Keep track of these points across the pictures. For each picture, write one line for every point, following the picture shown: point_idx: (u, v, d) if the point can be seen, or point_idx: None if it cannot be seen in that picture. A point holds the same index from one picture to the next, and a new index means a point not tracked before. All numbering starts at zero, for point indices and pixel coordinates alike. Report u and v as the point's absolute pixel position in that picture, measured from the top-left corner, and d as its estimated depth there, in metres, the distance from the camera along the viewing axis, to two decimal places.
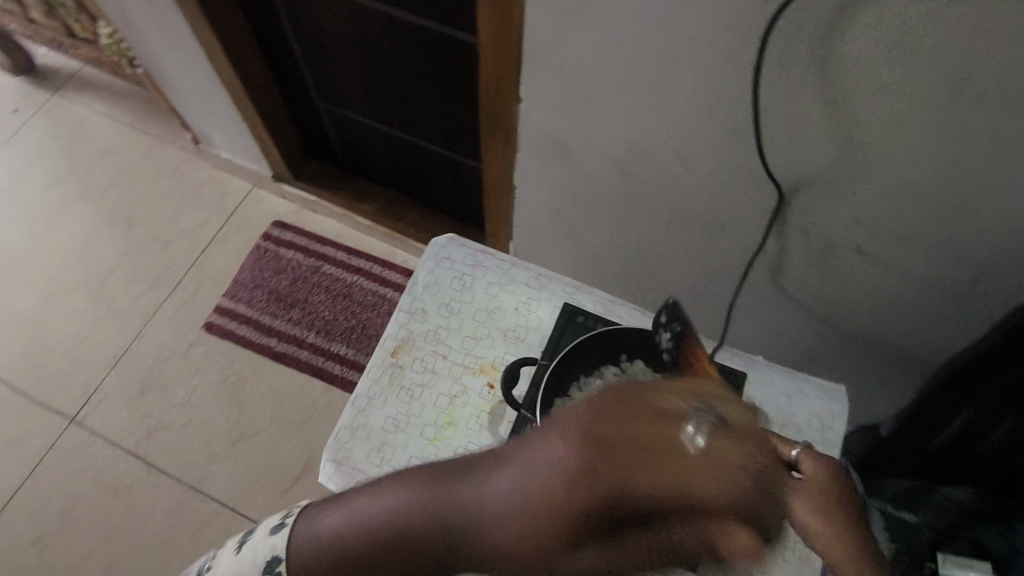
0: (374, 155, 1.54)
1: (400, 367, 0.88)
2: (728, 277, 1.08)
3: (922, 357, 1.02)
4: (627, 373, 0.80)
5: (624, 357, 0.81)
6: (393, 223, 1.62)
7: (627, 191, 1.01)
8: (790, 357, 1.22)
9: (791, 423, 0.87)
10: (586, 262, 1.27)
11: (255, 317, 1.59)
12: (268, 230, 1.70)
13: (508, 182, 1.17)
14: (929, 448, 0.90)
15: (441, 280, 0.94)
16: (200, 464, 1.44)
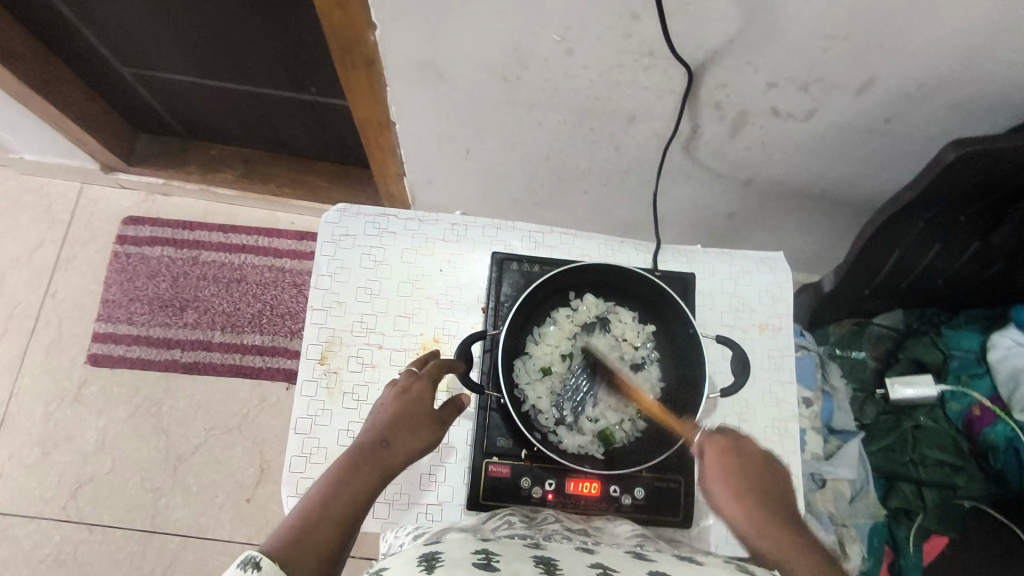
0: (214, 116, 1.27)
1: (334, 372, 0.79)
2: (645, 165, 1.02)
3: (842, 193, 1.03)
4: (580, 310, 0.77)
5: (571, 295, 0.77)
6: (263, 186, 1.39)
7: (521, 103, 0.90)
8: (716, 224, 1.21)
9: (745, 306, 0.85)
10: (493, 182, 1.16)
11: (145, 334, 1.41)
12: (120, 232, 1.45)
13: (384, 121, 0.99)
14: (863, 294, 0.93)
15: (347, 263, 0.82)
16: (143, 505, 1.31)
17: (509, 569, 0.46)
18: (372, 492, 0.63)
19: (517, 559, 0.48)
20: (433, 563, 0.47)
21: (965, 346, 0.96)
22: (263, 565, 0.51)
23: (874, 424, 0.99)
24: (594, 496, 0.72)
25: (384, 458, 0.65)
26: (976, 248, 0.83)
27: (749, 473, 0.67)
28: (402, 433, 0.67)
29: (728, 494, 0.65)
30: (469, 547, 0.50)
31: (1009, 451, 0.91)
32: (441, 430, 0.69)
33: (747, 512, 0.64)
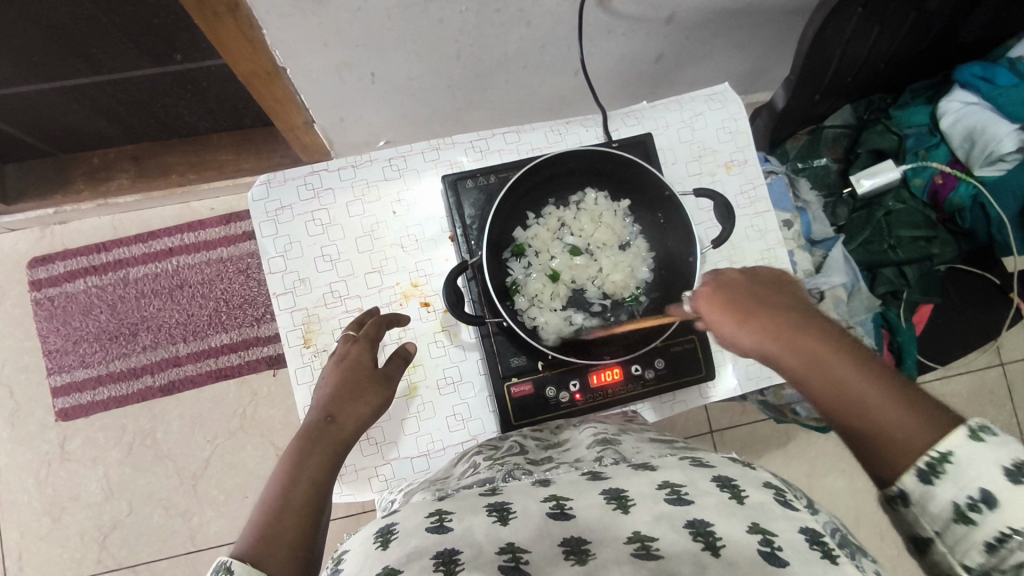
0: (78, 119, 1.11)
1: (324, 350, 0.75)
2: (563, 32, 0.94)
3: (766, 1, 0.98)
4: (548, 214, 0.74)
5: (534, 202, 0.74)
6: (165, 180, 1.25)
7: (414, 2, 0.80)
8: (647, 74, 1.15)
9: (707, 149, 0.83)
10: (409, 99, 1.06)
11: (107, 371, 1.32)
12: (31, 278, 1.32)
13: (272, 69, 0.88)
14: (813, 100, 0.91)
15: (295, 235, 0.75)
16: (177, 531, 1.29)
17: (463, 526, 0.48)
18: (330, 466, 0.57)
19: (469, 513, 0.50)
20: (387, 537, 0.48)
21: (915, 122, 0.96)
22: (234, 568, 0.44)
23: (849, 223, 1.01)
24: (618, 381, 0.73)
25: (334, 432, 0.60)
26: (913, 20, 0.81)
27: (758, 295, 0.59)
28: (347, 403, 0.63)
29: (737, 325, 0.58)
30: (423, 511, 0.51)
31: (974, 210, 0.95)
32: (386, 390, 0.66)
33: (771, 339, 0.56)
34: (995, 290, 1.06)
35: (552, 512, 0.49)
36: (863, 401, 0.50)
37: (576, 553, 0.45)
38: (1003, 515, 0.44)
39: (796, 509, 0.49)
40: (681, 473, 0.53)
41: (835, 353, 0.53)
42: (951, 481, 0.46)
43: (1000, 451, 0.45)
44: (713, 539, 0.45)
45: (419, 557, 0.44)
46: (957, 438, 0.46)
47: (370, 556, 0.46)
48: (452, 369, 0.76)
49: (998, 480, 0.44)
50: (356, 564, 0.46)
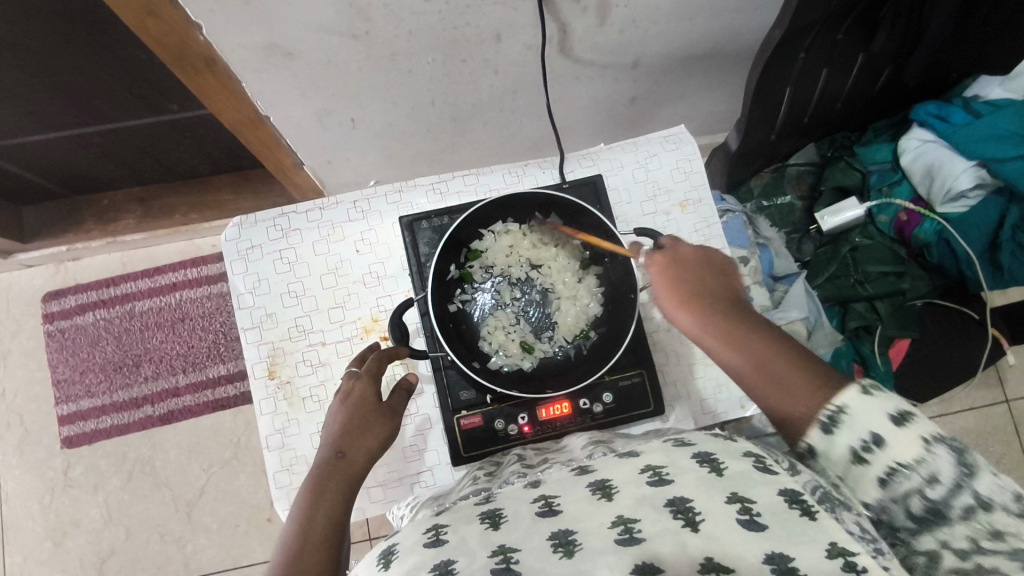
0: (87, 164, 1.19)
1: (288, 382, 0.78)
2: (530, 80, 0.99)
3: (727, 45, 1.02)
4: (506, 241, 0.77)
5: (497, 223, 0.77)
6: (169, 220, 1.33)
7: (381, 56, 0.86)
8: (622, 116, 1.19)
9: (661, 189, 0.86)
10: (392, 143, 1.12)
11: (110, 401, 1.38)
12: (46, 311, 1.40)
13: (255, 118, 0.94)
14: (771, 139, 0.94)
15: (264, 273, 0.80)
16: (171, 558, 1.32)
17: (457, 538, 0.45)
18: (345, 502, 0.60)
19: (464, 525, 0.47)
20: (389, 559, 0.46)
21: (879, 160, 0.99)
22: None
23: (814, 259, 1.04)
24: (567, 415, 0.75)
25: (344, 469, 0.62)
26: (862, 61, 0.83)
27: (694, 278, 0.64)
28: (359, 440, 0.63)
29: (678, 308, 0.62)
30: (419, 530, 0.49)
31: (941, 244, 0.97)
32: (395, 420, 0.66)
33: (702, 327, 0.61)
34: (973, 325, 1.06)
35: (541, 510, 0.47)
36: (782, 378, 0.56)
37: (564, 545, 0.42)
38: (889, 454, 0.50)
39: (775, 473, 0.47)
40: (663, 456, 0.51)
41: (761, 339, 0.59)
42: (847, 429, 0.51)
43: (886, 401, 0.51)
44: (693, 514, 0.43)
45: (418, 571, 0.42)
46: (852, 394, 0.52)
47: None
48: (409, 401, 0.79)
49: (884, 424, 0.50)
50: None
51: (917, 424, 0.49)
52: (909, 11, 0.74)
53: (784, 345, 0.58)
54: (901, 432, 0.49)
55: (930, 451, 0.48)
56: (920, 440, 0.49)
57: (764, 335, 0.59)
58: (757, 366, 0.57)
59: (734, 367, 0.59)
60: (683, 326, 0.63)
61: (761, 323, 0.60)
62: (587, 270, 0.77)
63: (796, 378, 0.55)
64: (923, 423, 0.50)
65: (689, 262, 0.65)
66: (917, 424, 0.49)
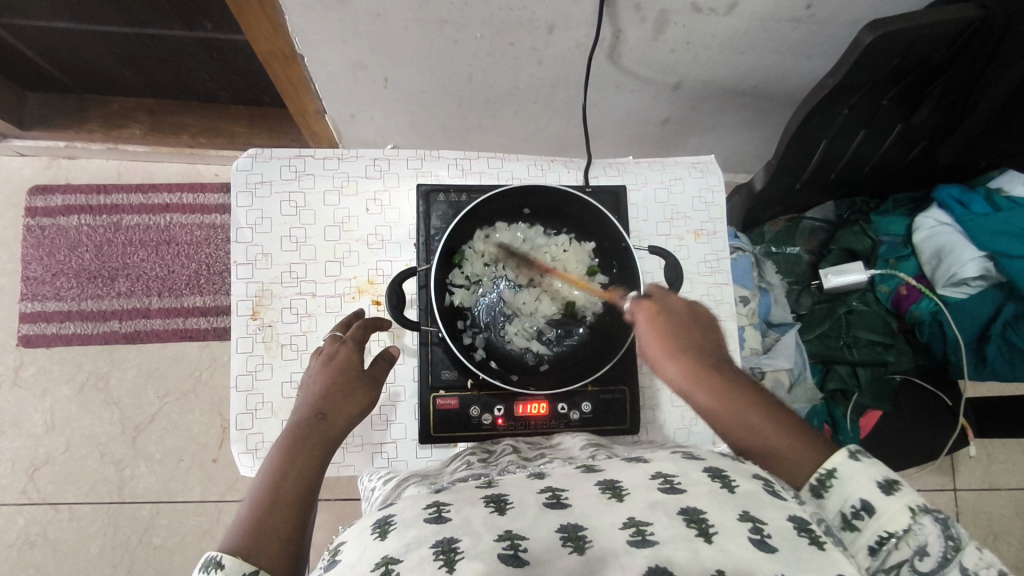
0: (105, 64, 1.16)
1: (269, 325, 0.77)
2: (572, 78, 0.98)
3: (771, 87, 1.02)
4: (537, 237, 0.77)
5: (527, 212, 0.76)
6: (176, 139, 1.30)
7: (431, 21, 0.84)
8: (650, 135, 1.19)
9: (680, 216, 0.85)
10: (419, 111, 1.10)
11: (77, 308, 1.34)
12: (29, 204, 1.35)
13: (290, 55, 0.92)
14: (795, 187, 0.95)
15: (268, 211, 0.78)
16: (106, 478, 1.29)
17: (460, 517, 0.44)
18: (320, 465, 0.58)
19: (467, 504, 0.46)
20: (386, 528, 0.45)
21: (893, 231, 1.01)
22: (225, 563, 0.46)
23: (810, 314, 1.06)
24: (543, 415, 0.74)
25: (322, 429, 0.60)
26: (899, 131, 0.85)
27: (683, 327, 0.64)
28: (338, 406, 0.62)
29: (662, 352, 0.62)
30: (422, 502, 0.47)
31: (933, 325, 0.99)
32: (376, 389, 0.66)
33: (691, 379, 0.60)
34: (944, 410, 1.09)
35: (548, 502, 0.46)
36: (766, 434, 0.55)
37: (574, 540, 0.42)
38: (878, 521, 0.50)
39: (784, 499, 0.45)
40: (673, 466, 0.49)
41: (738, 390, 0.58)
42: (837, 494, 0.52)
43: (872, 468, 0.52)
44: (706, 526, 0.41)
45: (419, 546, 0.41)
46: (840, 457, 0.53)
47: (367, 548, 0.43)
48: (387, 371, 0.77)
49: (873, 492, 0.51)
50: (354, 556, 0.43)
51: (903, 493, 0.50)
52: (955, 94, 0.76)
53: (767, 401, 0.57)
54: (889, 499, 0.50)
55: (918, 521, 0.49)
56: (906, 509, 0.49)
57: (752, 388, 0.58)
58: (744, 419, 0.56)
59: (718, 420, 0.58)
60: (668, 375, 0.62)
61: (745, 378, 0.60)
62: (592, 276, 0.76)
63: (782, 434, 0.55)
64: (909, 493, 0.50)
65: (675, 311, 0.65)
66: (904, 493, 0.50)
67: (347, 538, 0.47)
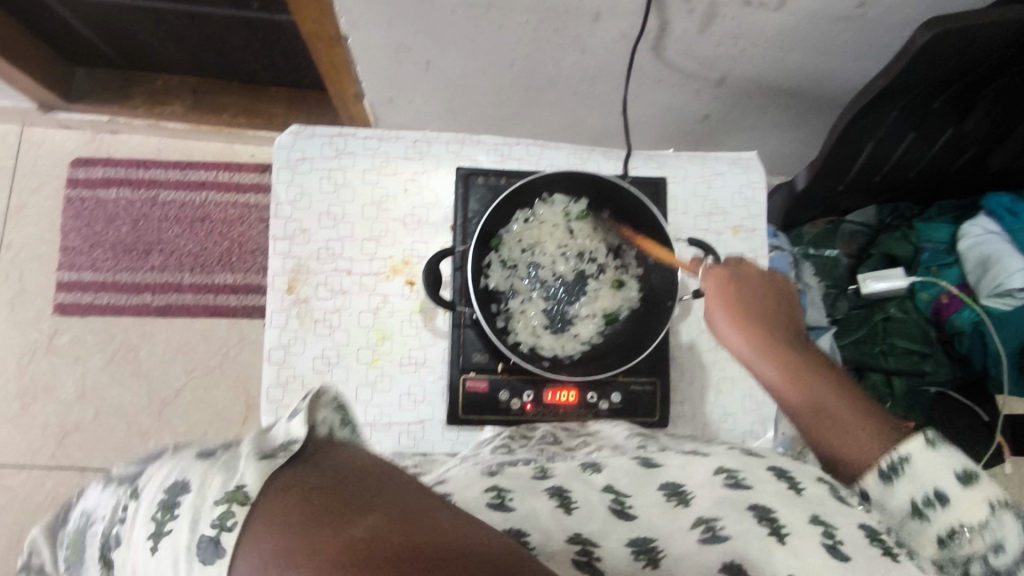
0: (151, 40, 1.17)
1: (304, 301, 0.77)
2: (614, 69, 0.97)
3: (817, 87, 1.00)
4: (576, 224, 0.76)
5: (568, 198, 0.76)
6: (216, 117, 1.32)
7: (477, 5, 0.84)
8: (688, 132, 1.18)
9: (719, 211, 0.84)
10: (458, 97, 1.10)
11: (112, 280, 1.36)
12: (70, 175, 1.38)
13: (333, 36, 0.92)
14: (836, 190, 0.94)
15: (308, 188, 0.79)
16: (132, 448, 1.32)
17: (526, 507, 0.43)
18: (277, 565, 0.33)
19: (530, 495, 0.45)
20: (442, 511, 0.44)
21: (936, 238, 0.99)
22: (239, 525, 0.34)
23: (846, 318, 1.03)
24: (573, 404, 0.73)
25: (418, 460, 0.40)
26: (948, 137, 0.83)
27: (750, 299, 0.67)
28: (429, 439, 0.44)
29: (732, 326, 0.65)
30: (479, 486, 0.46)
31: (974, 335, 0.97)
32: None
33: (760, 354, 0.64)
34: (982, 426, 1.05)
35: (615, 507, 0.45)
36: (836, 412, 0.59)
37: (646, 553, 0.43)
38: (952, 514, 0.52)
39: (852, 507, 0.46)
40: (734, 460, 0.50)
41: (812, 367, 0.61)
42: (909, 480, 0.53)
43: (951, 459, 0.53)
44: (779, 526, 0.44)
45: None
46: (916, 443, 0.54)
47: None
48: (418, 351, 0.77)
49: (952, 484, 0.52)
50: None
51: (983, 487, 0.52)
52: (1007, 100, 0.76)
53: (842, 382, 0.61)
54: (964, 490, 0.52)
55: (996, 516, 0.51)
56: (986, 504, 0.51)
57: (821, 371, 0.62)
58: (811, 393, 0.60)
59: (787, 397, 0.62)
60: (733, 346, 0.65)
61: (815, 355, 0.64)
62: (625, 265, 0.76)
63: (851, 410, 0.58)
64: (988, 487, 0.52)
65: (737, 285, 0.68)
66: (982, 487, 0.52)
67: None
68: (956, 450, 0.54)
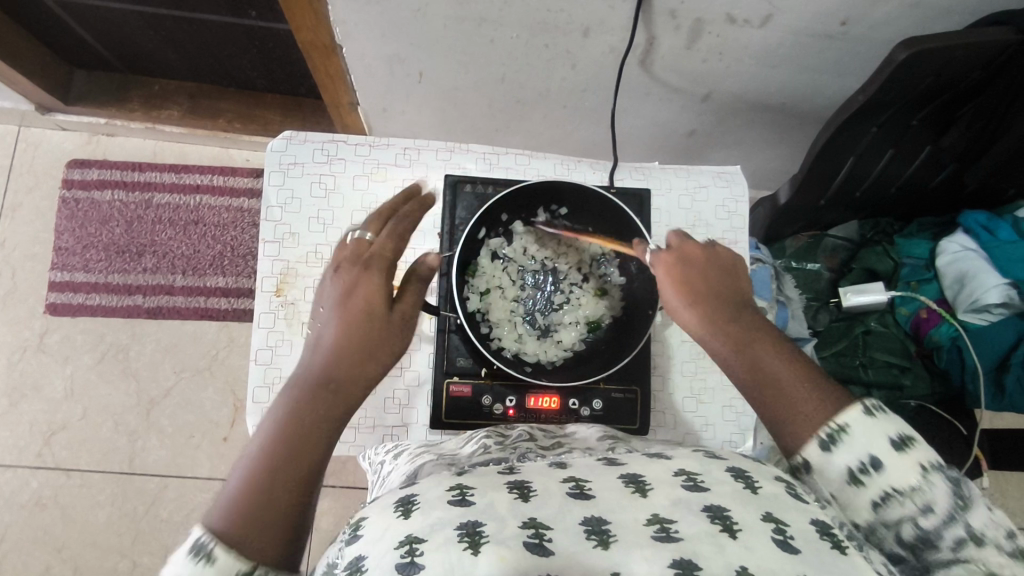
0: (151, 45, 1.19)
1: (292, 303, 0.78)
2: (603, 83, 0.99)
3: (801, 104, 1.03)
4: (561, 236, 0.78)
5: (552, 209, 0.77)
6: (212, 122, 1.33)
7: (469, 19, 0.86)
8: (676, 146, 1.20)
9: (702, 223, 0.86)
10: (450, 107, 1.12)
11: (103, 281, 1.37)
12: (66, 176, 1.39)
13: (329, 45, 0.94)
14: (818, 205, 0.96)
15: (298, 192, 0.80)
16: (119, 449, 1.32)
17: (485, 500, 0.45)
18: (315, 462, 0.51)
19: (491, 489, 0.46)
20: (408, 508, 0.45)
21: (915, 254, 1.01)
22: (216, 556, 0.43)
23: (827, 331, 1.06)
24: (554, 410, 0.74)
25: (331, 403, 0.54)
26: (927, 153, 0.85)
27: (704, 273, 0.64)
28: (343, 364, 0.56)
29: (683, 306, 0.63)
30: (445, 484, 0.48)
31: (952, 351, 0.98)
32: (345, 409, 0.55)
33: (710, 329, 0.61)
34: (960, 440, 1.07)
35: (572, 491, 0.46)
36: (782, 388, 0.55)
37: (598, 534, 0.42)
38: (886, 479, 0.49)
39: (807, 503, 0.46)
40: (696, 463, 0.49)
41: (774, 354, 0.57)
42: (845, 450, 0.50)
43: (886, 425, 0.50)
44: (730, 523, 0.42)
45: (443, 527, 0.42)
46: (855, 412, 0.51)
47: (389, 526, 0.44)
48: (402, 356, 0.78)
49: (886, 449, 0.50)
50: (376, 532, 0.44)
51: (918, 451, 0.49)
52: (989, 116, 0.76)
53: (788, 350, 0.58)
54: (899, 456, 0.49)
55: (928, 480, 0.49)
56: (918, 468, 0.49)
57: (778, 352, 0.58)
58: (753, 365, 0.57)
59: (733, 369, 0.59)
60: (686, 323, 0.63)
61: (768, 329, 0.60)
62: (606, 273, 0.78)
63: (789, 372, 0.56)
64: (922, 450, 0.50)
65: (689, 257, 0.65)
66: (915, 452, 0.49)
67: (362, 523, 0.46)
68: (893, 412, 0.52)
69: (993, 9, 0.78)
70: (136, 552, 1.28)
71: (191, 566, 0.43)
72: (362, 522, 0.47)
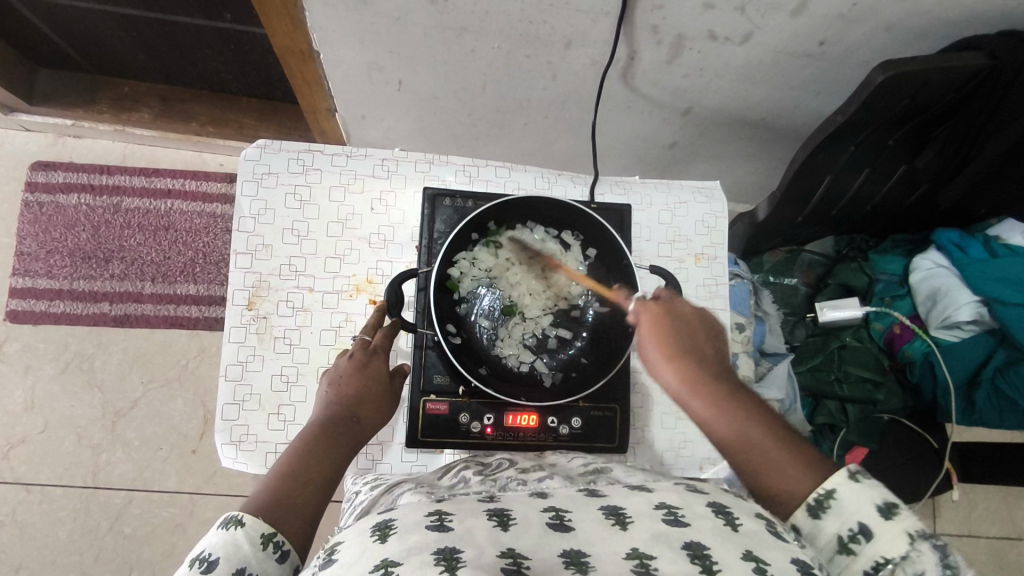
0: (120, 46, 1.16)
1: (264, 317, 0.76)
2: (584, 95, 0.99)
3: (780, 120, 1.03)
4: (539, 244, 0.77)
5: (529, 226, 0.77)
6: (184, 126, 1.30)
7: (451, 28, 0.85)
8: (655, 158, 1.20)
9: (681, 238, 0.86)
10: (429, 116, 1.10)
11: (68, 288, 1.32)
12: (29, 179, 1.34)
13: (305, 50, 0.92)
14: (795, 221, 0.97)
15: (272, 203, 0.78)
16: (82, 462, 1.27)
17: (464, 527, 0.43)
18: (326, 480, 0.60)
19: (470, 516, 0.45)
20: (386, 532, 0.44)
21: (889, 270, 1.03)
22: (244, 522, 0.53)
23: (803, 345, 1.08)
24: (533, 427, 0.74)
25: (353, 430, 0.64)
26: (901, 173, 0.86)
27: (687, 337, 0.64)
28: (368, 404, 0.67)
29: (667, 366, 0.62)
30: (423, 509, 0.47)
31: (924, 365, 1.01)
32: (352, 450, 0.64)
33: (692, 388, 0.60)
34: (931, 452, 1.10)
35: (552, 522, 0.45)
36: (773, 462, 0.57)
37: (576, 564, 0.41)
38: (876, 545, 0.51)
39: (787, 543, 0.46)
40: (677, 498, 0.49)
41: (751, 414, 0.58)
42: (834, 515, 0.53)
43: (873, 492, 0.53)
44: (709, 563, 0.41)
45: (420, 551, 0.40)
46: (840, 477, 0.54)
47: (366, 549, 0.42)
48: None
49: (872, 516, 0.52)
50: (352, 557, 0.42)
51: (903, 518, 0.51)
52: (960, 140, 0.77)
53: (762, 407, 0.60)
54: (887, 523, 0.51)
55: (916, 547, 0.50)
56: (906, 535, 0.50)
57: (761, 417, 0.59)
58: (735, 417, 0.58)
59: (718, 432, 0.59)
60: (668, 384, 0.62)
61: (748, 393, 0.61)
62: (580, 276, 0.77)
63: (772, 436, 0.57)
64: (908, 518, 0.51)
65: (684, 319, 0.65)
66: (904, 518, 0.51)
67: (339, 545, 0.45)
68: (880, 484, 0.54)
69: (967, 32, 0.79)
70: (99, 569, 1.23)
71: (223, 532, 0.52)
72: (337, 546, 0.45)
